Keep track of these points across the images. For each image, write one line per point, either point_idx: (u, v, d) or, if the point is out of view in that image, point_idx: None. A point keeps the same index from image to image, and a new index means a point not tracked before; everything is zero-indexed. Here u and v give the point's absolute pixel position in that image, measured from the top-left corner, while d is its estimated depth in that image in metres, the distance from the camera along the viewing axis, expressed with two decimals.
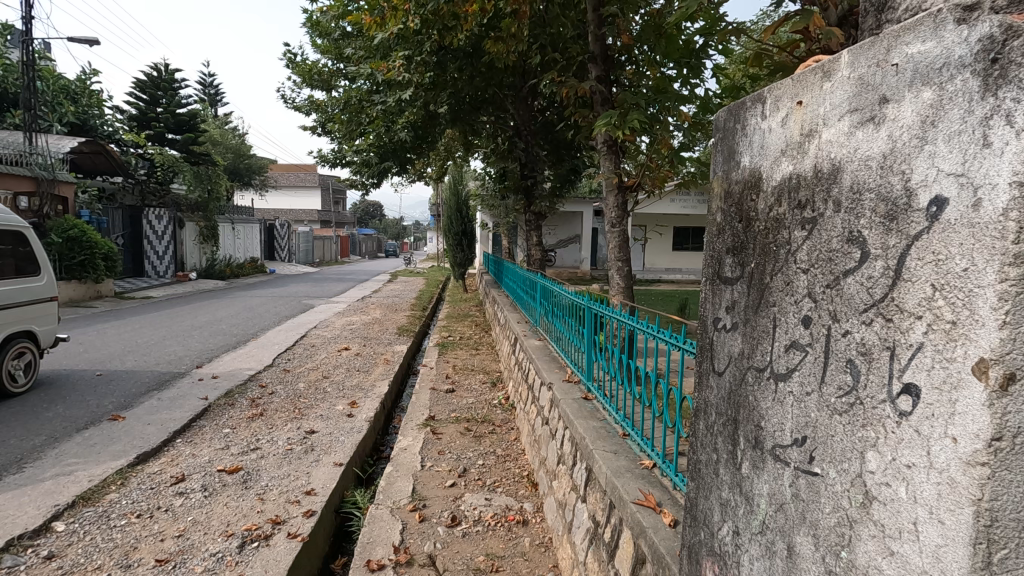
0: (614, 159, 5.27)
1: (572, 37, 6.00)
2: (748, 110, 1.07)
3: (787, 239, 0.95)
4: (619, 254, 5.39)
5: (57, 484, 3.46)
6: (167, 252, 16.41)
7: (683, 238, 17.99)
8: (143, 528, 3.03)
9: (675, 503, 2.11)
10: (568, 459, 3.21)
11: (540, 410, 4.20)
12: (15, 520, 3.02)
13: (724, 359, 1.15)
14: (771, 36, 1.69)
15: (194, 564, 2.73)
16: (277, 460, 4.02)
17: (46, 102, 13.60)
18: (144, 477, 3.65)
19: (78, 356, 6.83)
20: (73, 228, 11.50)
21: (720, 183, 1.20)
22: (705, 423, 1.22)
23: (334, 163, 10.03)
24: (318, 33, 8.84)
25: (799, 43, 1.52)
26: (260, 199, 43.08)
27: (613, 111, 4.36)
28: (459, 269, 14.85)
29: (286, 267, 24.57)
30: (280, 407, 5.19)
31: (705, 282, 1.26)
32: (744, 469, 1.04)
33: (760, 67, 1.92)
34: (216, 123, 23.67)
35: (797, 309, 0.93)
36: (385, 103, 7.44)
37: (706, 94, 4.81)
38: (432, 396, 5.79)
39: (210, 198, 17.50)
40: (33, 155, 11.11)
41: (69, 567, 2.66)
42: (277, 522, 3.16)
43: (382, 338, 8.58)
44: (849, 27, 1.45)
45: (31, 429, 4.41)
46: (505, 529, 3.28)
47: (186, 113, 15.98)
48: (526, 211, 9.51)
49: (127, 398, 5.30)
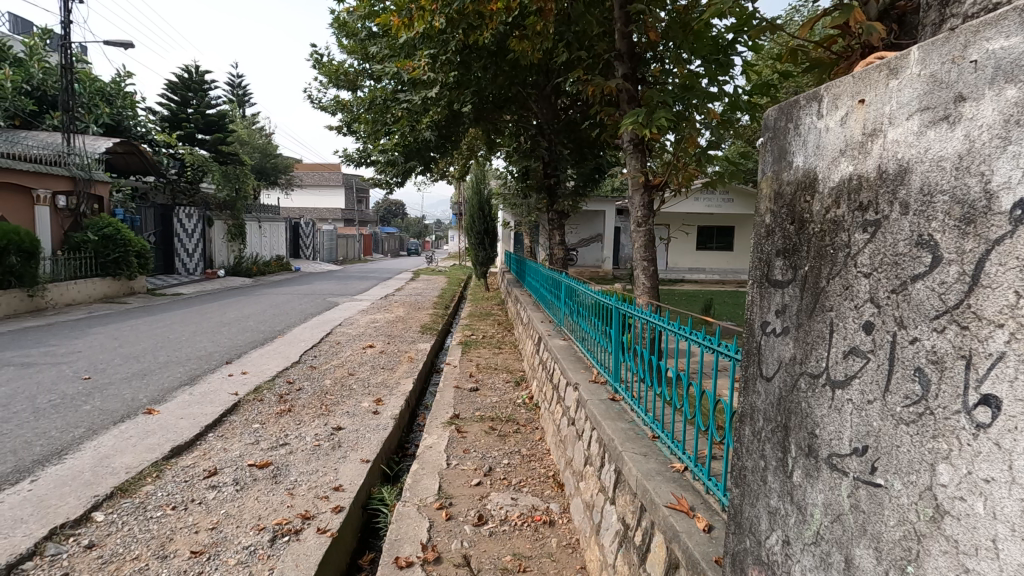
0: (640, 158, 5.21)
1: (598, 35, 5.98)
2: (802, 109, 1.05)
3: (847, 242, 0.93)
4: (645, 254, 5.35)
5: (96, 475, 3.57)
6: (196, 250, 16.91)
7: (707, 237, 17.78)
8: (178, 520, 3.10)
9: (709, 508, 2.08)
10: (595, 460, 3.19)
11: (566, 411, 4.19)
12: (58, 509, 3.12)
13: (773, 365, 1.12)
14: (808, 31, 1.67)
15: (227, 557, 2.78)
16: (306, 456, 4.08)
17: (82, 104, 14.01)
18: (179, 470, 3.74)
19: (114, 351, 7.03)
20: (108, 227, 11.93)
21: (770, 183, 1.16)
22: (752, 429, 1.19)
23: (359, 162, 10.16)
24: (344, 33, 8.93)
25: (837, 39, 1.50)
26: (285, 199, 43.93)
27: (640, 110, 4.33)
28: (481, 268, 14.93)
29: (311, 266, 25.05)
30: (307, 403, 5.27)
31: (752, 285, 1.23)
32: (797, 478, 1.02)
33: (795, 62, 1.88)
34: (244, 123, 24.19)
35: (857, 314, 0.90)
36: (410, 102, 7.50)
37: (736, 91, 4.75)
38: (456, 394, 5.80)
39: (238, 198, 17.90)
40: (72, 156, 11.39)
41: (108, 557, 2.74)
42: (307, 517, 3.20)
43: (405, 337, 8.61)
44: (890, 20, 1.42)
45: (70, 421, 4.55)
46: (531, 529, 3.27)
47: (216, 113, 16.34)
48: (549, 211, 9.50)
49: (160, 392, 5.44)
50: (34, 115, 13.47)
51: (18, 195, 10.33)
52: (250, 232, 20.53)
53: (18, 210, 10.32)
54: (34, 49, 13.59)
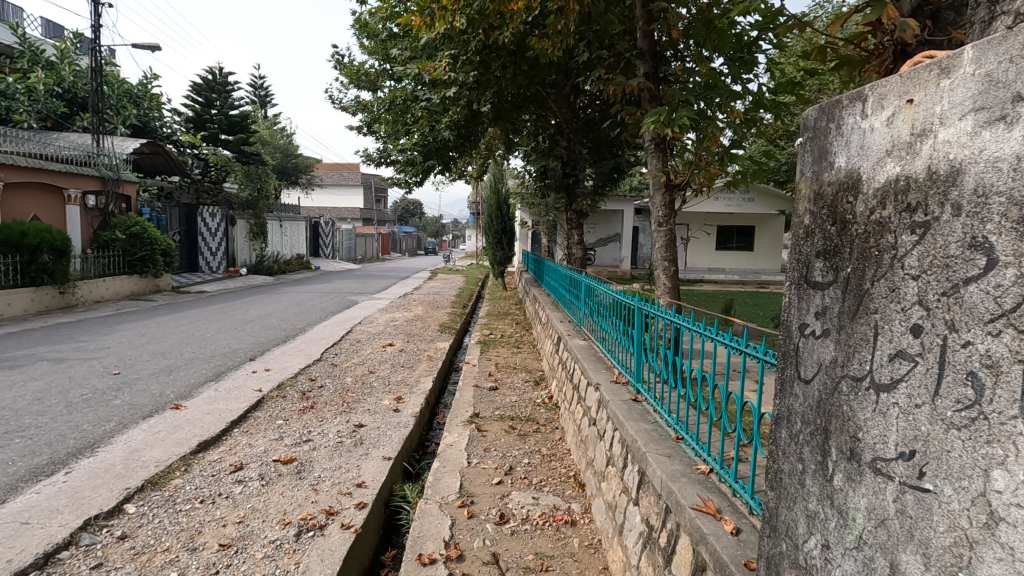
0: (662, 157, 5.17)
1: (619, 34, 5.96)
2: (845, 109, 1.03)
3: (893, 243, 0.91)
4: (666, 254, 5.30)
5: (127, 468, 3.66)
6: (220, 248, 17.24)
7: (727, 237, 17.62)
8: (206, 513, 3.16)
9: (736, 511, 2.06)
10: (617, 461, 3.18)
11: (587, 411, 4.18)
12: (92, 501, 3.21)
13: (812, 367, 1.10)
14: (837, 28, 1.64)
15: (254, 550, 2.83)
16: (329, 452, 4.14)
17: (111, 105, 14.33)
18: (206, 464, 3.81)
19: (141, 347, 7.19)
20: (135, 226, 12.22)
21: (809, 184, 1.15)
22: (789, 431, 1.18)
23: (379, 162, 10.25)
24: (365, 34, 9.00)
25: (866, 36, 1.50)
26: (305, 199, 44.47)
27: (661, 109, 4.31)
28: (499, 267, 14.96)
29: (331, 264, 25.38)
30: (330, 401, 5.34)
31: (790, 287, 1.22)
32: (837, 481, 1.01)
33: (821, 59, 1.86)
34: (266, 124, 24.56)
35: (904, 317, 0.89)
36: (430, 102, 7.55)
37: (759, 89, 4.70)
38: (476, 393, 5.83)
39: (260, 197, 18.19)
40: (101, 156, 11.67)
41: (140, 548, 2.81)
42: (331, 513, 3.24)
43: (425, 335, 8.67)
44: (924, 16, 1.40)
45: (101, 415, 4.67)
46: (553, 529, 3.28)
47: (238, 114, 16.66)
48: (568, 210, 9.47)
49: (187, 388, 5.56)
50: (65, 117, 13.80)
51: (49, 195, 10.62)
52: (271, 231, 20.86)
53: (50, 209, 10.62)
54: (65, 53, 13.95)
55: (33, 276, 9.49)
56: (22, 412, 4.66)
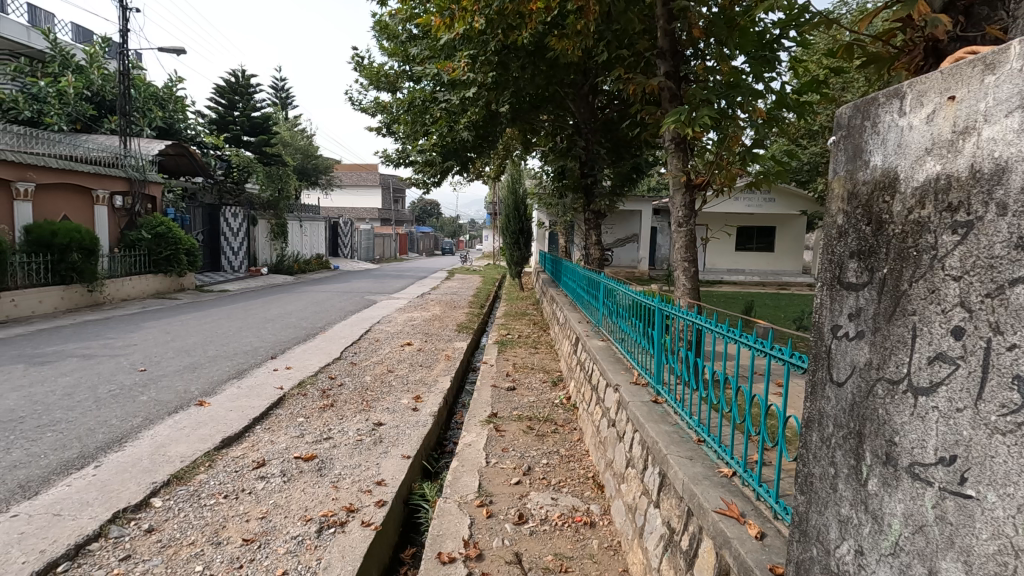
0: (682, 157, 5.12)
1: (640, 32, 5.92)
2: (881, 107, 1.01)
3: (933, 243, 0.90)
4: (686, 255, 5.24)
5: (153, 463, 3.73)
6: (241, 248, 17.52)
7: (747, 237, 17.41)
8: (230, 508, 3.22)
9: (760, 515, 2.03)
10: (637, 462, 3.15)
11: (606, 412, 4.16)
12: (120, 494, 3.28)
13: (845, 369, 1.08)
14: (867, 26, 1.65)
15: (277, 546, 2.87)
16: (348, 450, 4.18)
17: (138, 108, 14.64)
18: (229, 460, 3.88)
19: (166, 345, 7.33)
20: (161, 225, 12.47)
21: (842, 183, 1.13)
22: (820, 434, 1.16)
23: (398, 163, 10.33)
24: (386, 36, 9.08)
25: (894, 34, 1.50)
26: (325, 199, 44.93)
27: (682, 108, 4.27)
28: (516, 267, 14.95)
29: (349, 264, 25.64)
30: (349, 399, 5.39)
31: (820, 288, 1.20)
32: (872, 486, 0.99)
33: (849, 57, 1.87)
34: (287, 125, 24.89)
35: (944, 319, 0.88)
36: (449, 103, 7.59)
37: (782, 88, 4.64)
38: (493, 393, 5.83)
39: (281, 198, 18.45)
40: (128, 158, 11.93)
41: (167, 541, 2.87)
42: (351, 510, 3.28)
43: (442, 335, 8.72)
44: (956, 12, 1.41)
45: (128, 411, 4.78)
46: (572, 530, 3.27)
47: (260, 116, 16.94)
48: (586, 210, 9.43)
49: (211, 385, 5.66)
50: (94, 119, 14.12)
51: (79, 195, 10.88)
52: (291, 231, 21.13)
53: (79, 210, 10.89)
54: (94, 57, 14.30)
55: (63, 275, 9.75)
56: (53, 407, 4.78)
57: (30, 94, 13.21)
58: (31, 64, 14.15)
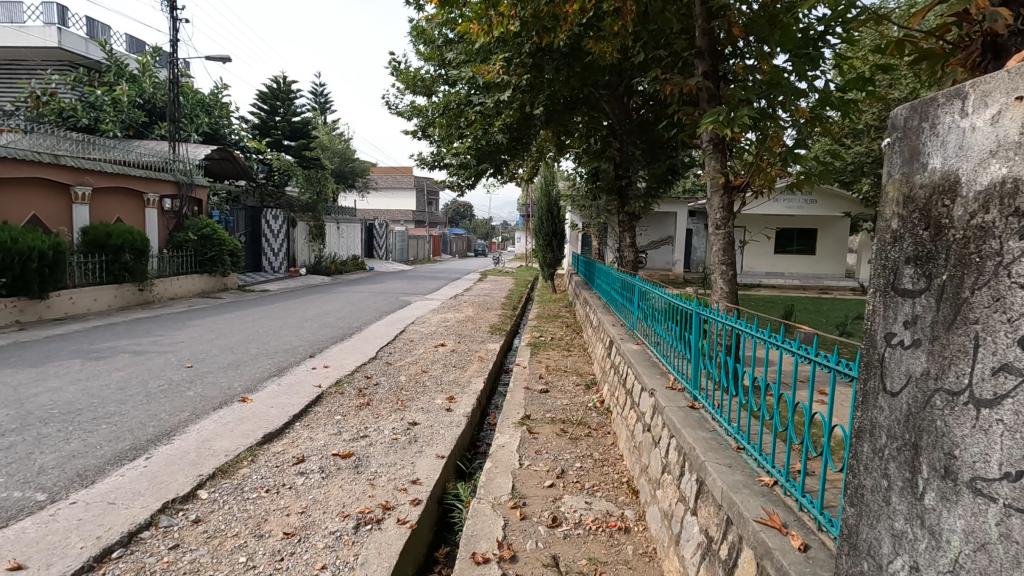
0: (720, 157, 5.01)
1: (677, 32, 5.84)
2: (941, 108, 0.98)
3: (998, 249, 0.86)
4: (723, 257, 5.13)
5: (200, 456, 3.88)
6: (282, 249, 18.05)
7: (787, 240, 16.96)
8: (272, 502, 3.32)
9: (804, 526, 1.98)
10: (674, 468, 3.11)
11: (640, 416, 4.11)
12: (169, 485, 3.43)
13: (900, 378, 1.05)
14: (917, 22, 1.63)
15: (316, 540, 2.95)
16: (385, 448, 4.25)
17: (186, 114, 15.23)
18: (270, 455, 4.00)
19: (212, 342, 7.61)
20: (206, 227, 12.96)
21: (898, 186, 1.10)
22: (871, 445, 1.12)
23: (433, 165, 10.46)
24: (422, 41, 9.22)
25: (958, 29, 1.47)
26: (361, 201, 45.85)
27: (720, 109, 4.18)
28: (549, 269, 14.94)
29: (385, 265, 26.05)
30: (384, 398, 5.48)
31: (874, 294, 1.16)
32: (928, 501, 0.96)
33: (902, 55, 1.82)
34: (326, 129, 25.50)
35: (1011, 328, 0.85)
36: (483, 105, 7.64)
37: (826, 86, 4.50)
38: (527, 395, 5.85)
39: (319, 200, 18.93)
40: (177, 162, 12.36)
41: (212, 532, 2.98)
42: (387, 508, 3.34)
43: (475, 336, 8.79)
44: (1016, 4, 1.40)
45: (176, 405, 4.98)
46: (606, 535, 3.24)
47: (300, 120, 17.52)
48: (620, 212, 9.34)
49: (253, 382, 5.84)
50: (145, 126, 14.75)
51: (131, 198, 11.40)
52: (329, 233, 21.61)
53: (132, 212, 11.40)
54: (146, 66, 14.97)
55: (116, 274, 10.21)
56: (107, 400, 5.03)
57: (88, 102, 13.93)
58: (89, 74, 14.92)
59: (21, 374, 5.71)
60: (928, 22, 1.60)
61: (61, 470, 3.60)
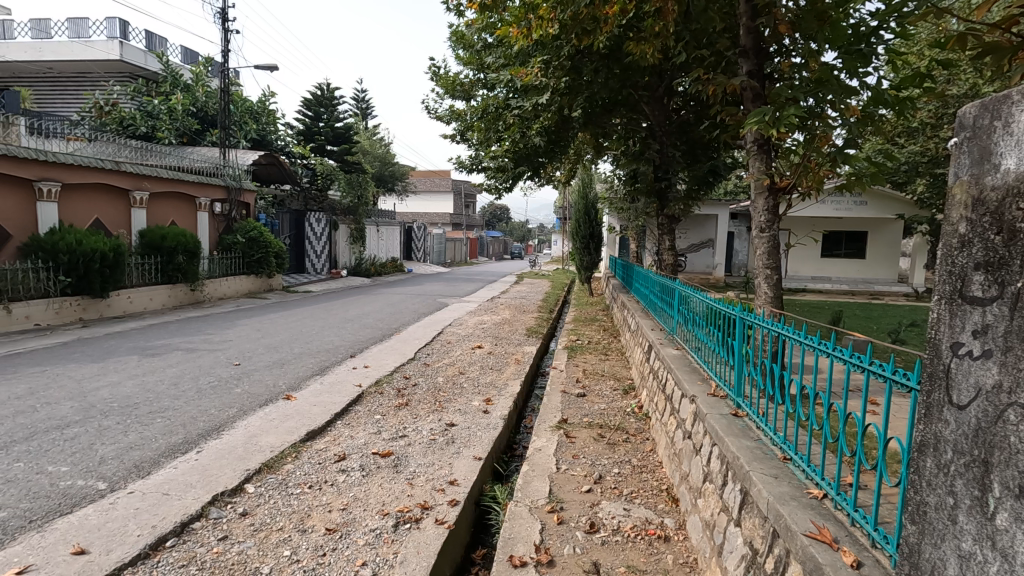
0: (765, 158, 4.88)
1: (720, 32, 5.71)
2: (1015, 106, 0.93)
3: None
4: (768, 261, 4.96)
5: (247, 451, 4.02)
6: (324, 251, 18.55)
7: (835, 243, 16.37)
8: (314, 498, 3.40)
9: (857, 543, 1.90)
10: (716, 478, 3.03)
11: (681, 423, 4.03)
12: (219, 478, 3.57)
13: (969, 391, 1.00)
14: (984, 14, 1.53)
15: (357, 537, 3.01)
16: (423, 448, 4.30)
17: (236, 122, 15.85)
18: (313, 452, 4.11)
19: (258, 341, 7.88)
20: (253, 230, 13.43)
21: (965, 188, 1.05)
22: (935, 461, 1.08)
23: (471, 168, 10.55)
24: (461, 45, 9.33)
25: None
26: (400, 205, 46.64)
27: (765, 109, 4.08)
28: (585, 272, 14.84)
29: (422, 267, 26.40)
30: (423, 399, 5.56)
31: (938, 301, 1.11)
32: (1000, 521, 0.92)
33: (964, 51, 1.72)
34: (367, 134, 26.08)
35: None
36: (522, 109, 7.68)
37: (879, 84, 4.31)
38: (563, 399, 5.81)
39: (360, 204, 19.37)
40: (227, 168, 12.71)
41: (259, 525, 3.08)
42: (425, 507, 3.38)
43: (512, 338, 8.81)
44: None
45: (225, 401, 5.17)
46: (645, 543, 3.19)
47: (343, 126, 18.23)
48: (660, 215, 9.20)
49: (297, 380, 6.02)
50: (198, 133, 15.43)
51: (185, 203, 11.94)
52: (369, 236, 22.06)
53: (185, 216, 11.93)
54: (199, 76, 15.66)
55: (170, 275, 10.69)
56: (162, 395, 5.27)
57: (146, 111, 14.66)
58: (147, 85, 15.70)
59: (84, 369, 6.04)
60: (993, 13, 1.52)
61: (119, 461, 3.79)
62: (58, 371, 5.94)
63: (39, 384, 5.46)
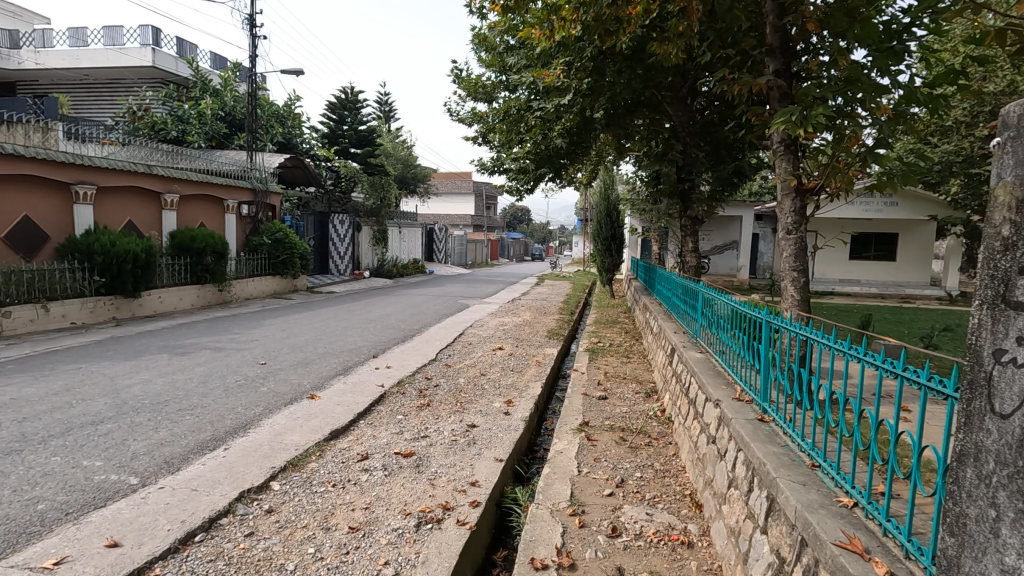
0: (792, 159, 4.78)
1: (745, 31, 5.63)
2: None
3: None
4: (794, 263, 4.86)
5: (272, 449, 4.10)
6: (347, 253, 18.78)
7: (864, 245, 16.00)
8: (338, 497, 3.44)
9: (889, 553, 1.85)
10: (741, 483, 2.98)
11: (705, 427, 3.97)
12: (245, 475, 3.63)
13: (1013, 399, 0.97)
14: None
15: (380, 536, 3.03)
16: (444, 449, 4.32)
17: (262, 125, 16.16)
18: (337, 451, 4.16)
19: (283, 341, 8.01)
20: (279, 232, 13.66)
21: (1008, 189, 1.02)
22: (976, 471, 1.05)
23: (493, 170, 10.57)
24: (484, 48, 9.36)
25: None
26: (421, 207, 46.97)
27: (793, 108, 4.00)
28: (606, 274, 14.75)
29: (443, 268, 26.55)
30: (444, 399, 5.59)
31: (980, 306, 1.08)
32: None
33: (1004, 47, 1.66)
34: (390, 137, 26.35)
35: None
36: (544, 110, 7.68)
37: (911, 81, 4.19)
38: (584, 402, 5.78)
39: (382, 205, 19.58)
40: (253, 171, 13.10)
41: (284, 522, 3.13)
42: (447, 508, 3.39)
43: (533, 340, 8.79)
44: None
45: (251, 400, 5.27)
46: (668, 548, 3.15)
47: (366, 129, 18.41)
48: (683, 216, 9.09)
49: (320, 380, 6.10)
50: (227, 136, 15.77)
51: (213, 206, 12.30)
52: (392, 237, 22.26)
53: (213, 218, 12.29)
54: (228, 81, 16.02)
55: (199, 275, 10.82)
56: (191, 393, 5.39)
57: (177, 116, 15.04)
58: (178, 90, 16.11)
59: (117, 366, 6.22)
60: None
61: (150, 457, 3.89)
62: (93, 368, 6.13)
63: (74, 381, 5.63)
